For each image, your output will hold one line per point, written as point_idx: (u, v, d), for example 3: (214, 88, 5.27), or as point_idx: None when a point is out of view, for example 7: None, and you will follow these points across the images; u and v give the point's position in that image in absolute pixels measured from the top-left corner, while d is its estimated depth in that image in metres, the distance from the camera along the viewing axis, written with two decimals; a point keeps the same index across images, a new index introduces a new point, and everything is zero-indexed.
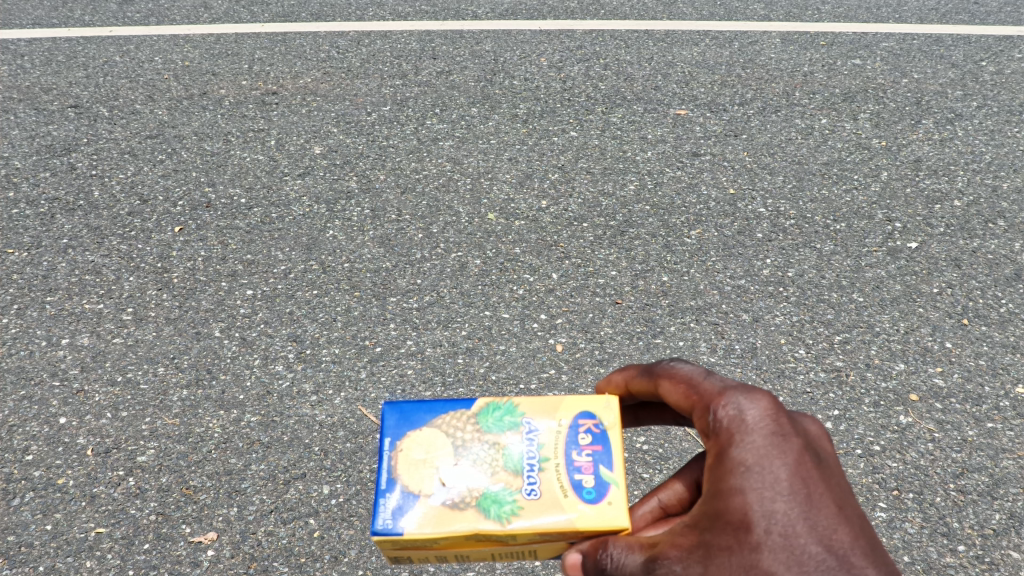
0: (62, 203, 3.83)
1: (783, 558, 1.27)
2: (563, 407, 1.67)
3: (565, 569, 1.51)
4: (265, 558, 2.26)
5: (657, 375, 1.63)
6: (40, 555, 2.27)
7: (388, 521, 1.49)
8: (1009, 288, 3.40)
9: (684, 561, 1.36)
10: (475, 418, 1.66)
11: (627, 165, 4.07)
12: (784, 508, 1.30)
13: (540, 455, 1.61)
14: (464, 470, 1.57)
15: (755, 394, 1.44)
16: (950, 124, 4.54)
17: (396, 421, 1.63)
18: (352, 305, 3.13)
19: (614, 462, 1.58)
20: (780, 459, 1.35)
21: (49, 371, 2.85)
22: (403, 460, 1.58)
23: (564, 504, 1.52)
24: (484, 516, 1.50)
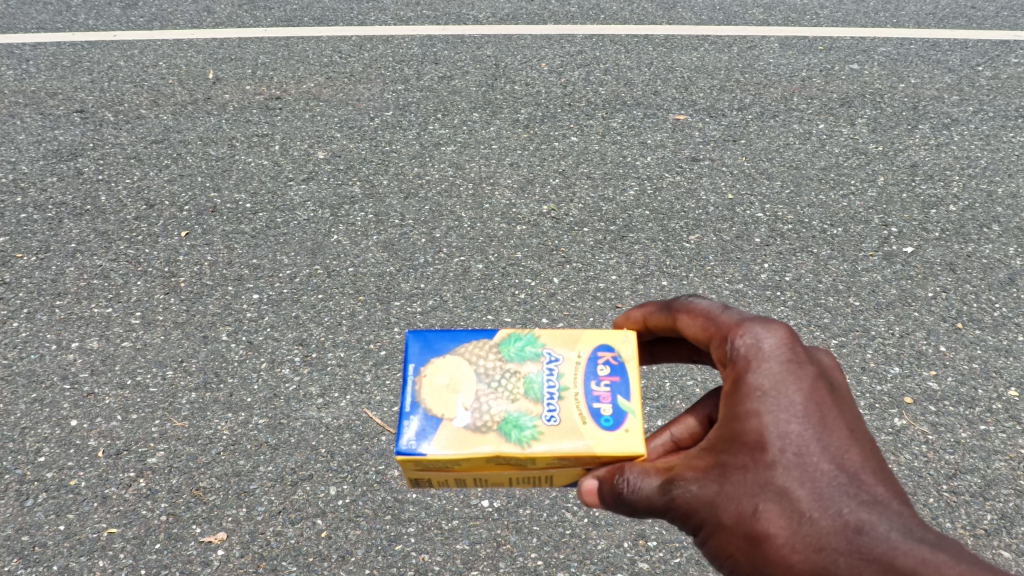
0: (69, 207, 3.88)
1: (797, 474, 1.45)
2: (582, 342, 1.76)
3: (582, 494, 1.61)
4: (274, 557, 2.31)
5: (676, 310, 1.76)
6: (54, 555, 2.33)
7: (413, 442, 1.59)
8: (1003, 293, 3.45)
9: (700, 481, 1.51)
10: (497, 349, 1.74)
11: (627, 171, 4.13)
12: (798, 429, 1.47)
13: (560, 384, 1.69)
14: (486, 396, 1.66)
15: (769, 326, 1.58)
16: (946, 129, 4.59)
17: (420, 349, 1.72)
18: (357, 309, 3.18)
19: (631, 393, 1.67)
20: (795, 385, 1.50)
21: (60, 374, 2.90)
22: (428, 386, 1.67)
23: (582, 431, 1.61)
24: (505, 439, 1.59)
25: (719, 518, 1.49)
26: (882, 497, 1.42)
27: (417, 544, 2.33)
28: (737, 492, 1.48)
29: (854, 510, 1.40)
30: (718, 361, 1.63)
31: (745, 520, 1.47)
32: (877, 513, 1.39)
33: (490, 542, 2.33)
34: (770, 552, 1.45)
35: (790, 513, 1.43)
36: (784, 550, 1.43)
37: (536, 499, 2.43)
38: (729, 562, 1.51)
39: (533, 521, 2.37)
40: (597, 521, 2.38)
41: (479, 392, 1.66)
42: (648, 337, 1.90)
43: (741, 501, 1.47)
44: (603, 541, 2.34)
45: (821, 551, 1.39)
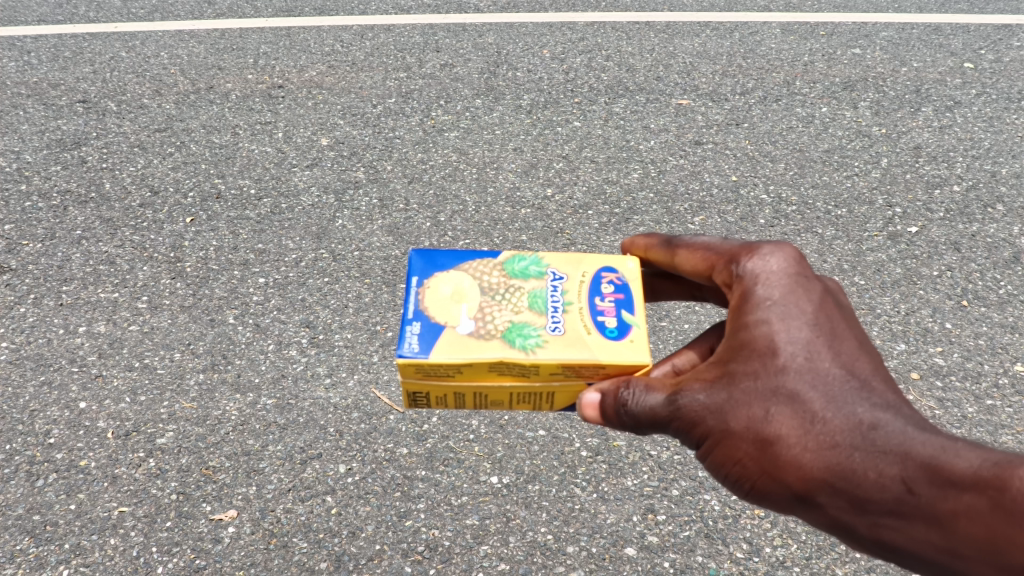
0: (74, 195, 3.89)
1: (808, 378, 1.43)
2: (586, 263, 1.77)
3: (583, 408, 1.58)
4: (285, 534, 2.32)
5: (676, 246, 1.75)
6: (65, 533, 2.33)
7: (416, 346, 1.57)
8: (1008, 271, 3.45)
9: (707, 389, 1.49)
10: (501, 267, 1.74)
11: (631, 154, 4.13)
12: (808, 336, 1.47)
13: (564, 299, 1.69)
14: (490, 309, 1.65)
15: (776, 246, 1.59)
16: (949, 111, 4.59)
17: (423, 264, 1.72)
18: (363, 292, 3.16)
19: (635, 309, 1.67)
20: (803, 297, 1.51)
21: (68, 358, 2.90)
22: (431, 296, 1.66)
23: (586, 342, 1.60)
24: (510, 346, 1.58)
25: (728, 424, 1.47)
26: (894, 401, 1.41)
27: (427, 519, 2.34)
28: (746, 398, 1.46)
29: (867, 410, 1.39)
30: (723, 285, 1.64)
31: (756, 424, 1.44)
32: (890, 413, 1.38)
33: (500, 518, 2.34)
34: (780, 454, 1.43)
35: (802, 414, 1.42)
36: (796, 450, 1.41)
37: (545, 475, 2.44)
38: (736, 470, 1.48)
39: (542, 497, 2.39)
40: (606, 497, 2.39)
41: (483, 304, 1.66)
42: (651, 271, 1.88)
43: (751, 407, 1.45)
44: (612, 515, 2.35)
45: (834, 449, 1.38)
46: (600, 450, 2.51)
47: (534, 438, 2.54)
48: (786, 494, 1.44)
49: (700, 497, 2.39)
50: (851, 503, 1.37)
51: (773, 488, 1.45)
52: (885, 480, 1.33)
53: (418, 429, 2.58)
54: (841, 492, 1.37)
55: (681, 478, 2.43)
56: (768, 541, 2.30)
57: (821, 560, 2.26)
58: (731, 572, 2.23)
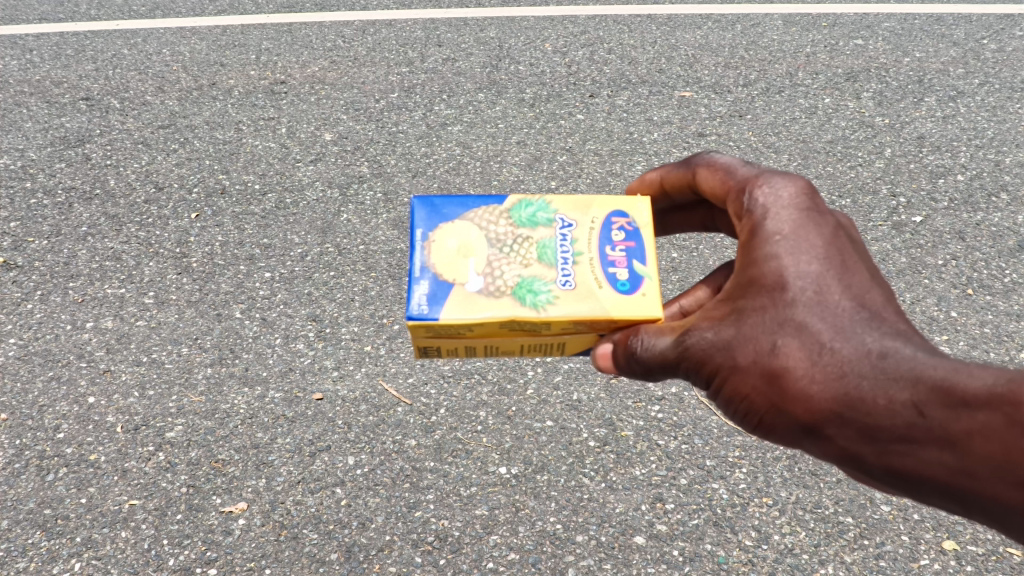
0: (79, 193, 3.90)
1: (817, 309, 1.35)
2: (596, 206, 1.71)
3: (596, 359, 1.61)
4: (294, 526, 2.33)
5: (695, 166, 1.69)
6: (77, 527, 2.34)
7: (424, 307, 1.55)
8: (1013, 259, 3.44)
9: (715, 327, 1.45)
10: (508, 214, 1.70)
11: (634, 147, 4.13)
12: (819, 268, 1.38)
13: (573, 250, 1.65)
14: (499, 264, 1.62)
15: (788, 178, 1.51)
16: (952, 101, 4.59)
17: (428, 214, 1.68)
18: (369, 286, 3.16)
19: (647, 257, 1.63)
20: (814, 230, 1.41)
21: (75, 353, 2.91)
22: (438, 252, 1.63)
23: (597, 296, 1.58)
24: (519, 304, 1.57)
25: (735, 361, 1.42)
26: (906, 329, 1.32)
27: (436, 510, 2.35)
28: (754, 331, 1.39)
29: (877, 338, 1.30)
30: (734, 216, 1.57)
31: (763, 359, 1.38)
32: (901, 340, 1.29)
33: (509, 508, 2.35)
34: (787, 387, 1.36)
35: (810, 346, 1.34)
36: (803, 383, 1.34)
37: (553, 465, 2.45)
38: (744, 406, 1.43)
39: (551, 487, 2.40)
40: (614, 486, 2.40)
41: (491, 258, 1.63)
42: (662, 203, 1.83)
43: (758, 341, 1.39)
44: (621, 504, 2.36)
45: (842, 379, 1.30)
46: (608, 440, 2.51)
47: (541, 429, 2.54)
48: (794, 427, 1.37)
49: (708, 485, 2.39)
50: (860, 433, 1.29)
51: (781, 422, 1.39)
52: (893, 406, 1.25)
53: (426, 421, 2.58)
54: (849, 422, 1.29)
55: (689, 466, 2.44)
56: (777, 528, 2.31)
57: (830, 547, 2.26)
58: (740, 560, 2.24)
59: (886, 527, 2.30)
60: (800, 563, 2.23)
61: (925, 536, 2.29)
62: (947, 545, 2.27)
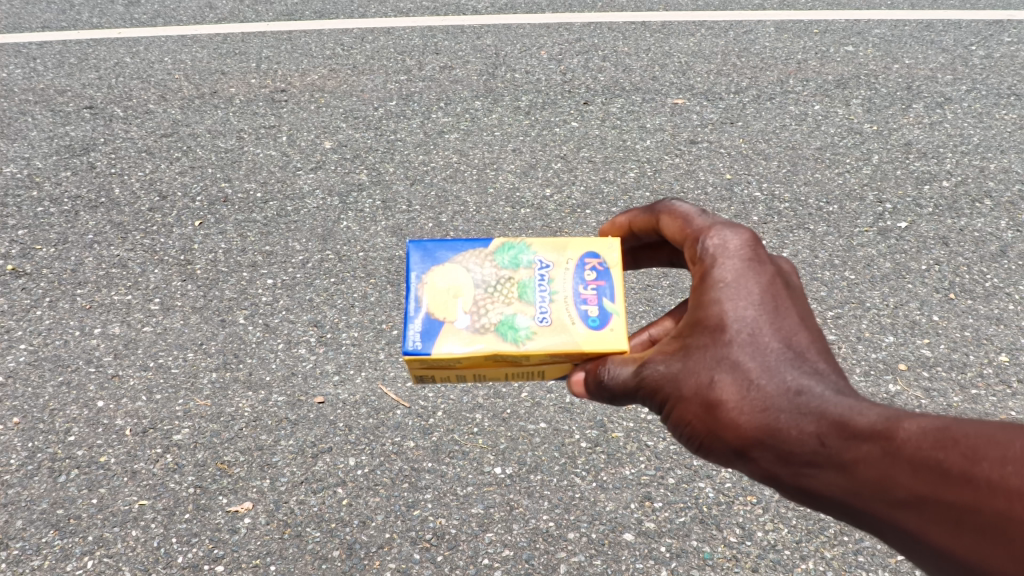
0: (84, 201, 3.99)
1: (749, 349, 1.47)
2: (570, 248, 1.82)
3: (571, 384, 1.73)
4: (298, 524, 2.42)
5: (659, 212, 1.79)
6: (89, 526, 2.43)
7: (417, 343, 1.65)
8: (994, 264, 3.52)
9: (666, 361, 1.58)
10: (492, 256, 1.80)
11: (628, 154, 4.22)
12: (754, 312, 1.50)
13: (550, 288, 1.75)
14: (484, 302, 1.71)
15: (737, 228, 1.62)
16: (940, 107, 4.69)
17: (420, 257, 1.77)
18: (368, 292, 3.26)
19: (616, 295, 1.73)
20: (753, 277, 1.53)
21: (84, 358, 3.01)
22: (429, 291, 1.72)
23: (571, 332, 1.68)
24: (501, 339, 1.66)
25: (681, 391, 1.54)
26: (823, 370, 1.43)
27: (434, 509, 2.44)
28: (697, 365, 1.52)
29: (796, 376, 1.42)
30: (689, 261, 1.67)
31: (702, 391, 1.50)
32: (816, 380, 1.41)
33: (504, 506, 2.44)
34: (722, 417, 1.47)
35: (741, 381, 1.45)
36: (734, 413, 1.45)
37: (546, 465, 2.54)
38: (687, 431, 1.55)
39: (544, 486, 2.49)
40: (605, 485, 2.49)
41: (477, 297, 1.72)
42: (632, 244, 1.94)
43: (700, 374, 1.51)
44: (611, 502, 2.45)
45: (766, 411, 1.41)
46: (599, 441, 2.61)
47: (535, 430, 2.64)
48: (726, 451, 1.48)
49: (695, 484, 2.49)
50: (777, 458, 1.39)
51: (716, 447, 1.50)
52: (803, 437, 1.35)
53: (424, 423, 2.67)
54: (770, 448, 1.40)
55: (677, 466, 2.53)
56: (760, 526, 2.40)
57: (811, 543, 2.35)
58: (725, 556, 2.33)
59: None
60: (783, 558, 2.32)
61: None
62: None
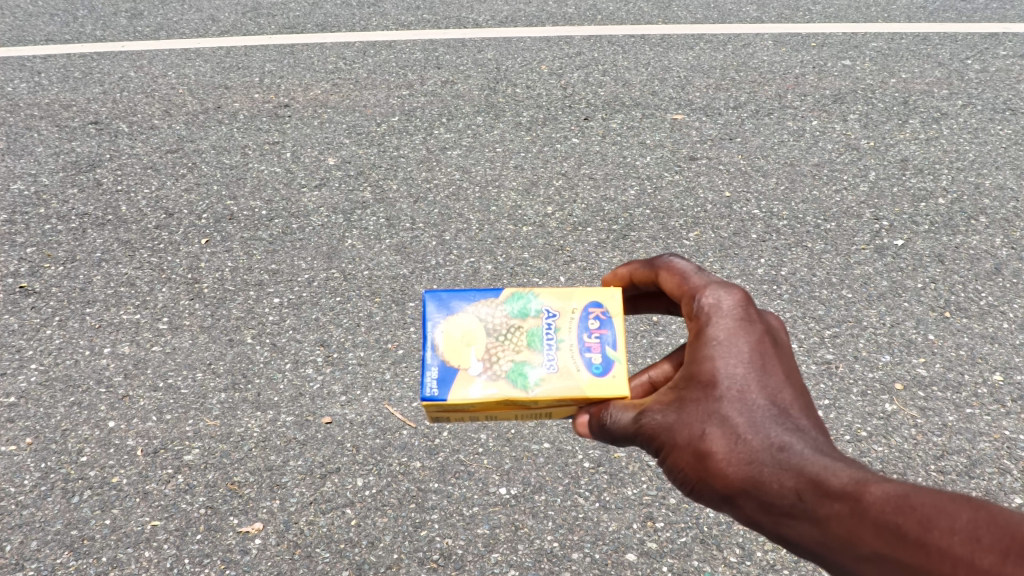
0: (92, 218, 4.04)
1: (738, 405, 1.54)
2: (576, 295, 1.87)
3: (576, 427, 1.78)
4: (308, 545, 2.45)
5: (658, 267, 1.85)
6: (103, 547, 2.47)
7: (432, 391, 1.72)
8: (989, 282, 3.58)
9: (662, 411, 1.64)
10: (502, 304, 1.85)
11: (628, 171, 4.28)
12: (744, 370, 1.57)
13: (557, 336, 1.81)
14: (494, 349, 1.78)
15: (729, 286, 1.69)
16: (936, 122, 4.75)
17: (435, 305, 1.83)
18: (374, 311, 3.31)
19: (619, 343, 1.79)
20: (743, 336, 1.61)
21: (95, 378, 3.06)
22: (442, 339, 1.79)
23: (576, 378, 1.75)
24: (510, 386, 1.73)
25: (674, 440, 1.60)
26: (805, 426, 1.51)
27: (441, 529, 2.47)
28: (688, 417, 1.58)
29: (780, 433, 1.49)
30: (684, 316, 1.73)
31: (694, 441, 1.57)
32: (798, 436, 1.48)
33: (509, 526, 2.48)
34: (711, 466, 1.54)
35: (730, 434, 1.53)
36: (722, 464, 1.52)
37: (550, 485, 2.58)
38: (681, 476, 1.60)
39: (548, 506, 2.53)
40: (607, 505, 2.53)
41: (488, 345, 1.78)
42: (631, 292, 2.00)
43: (689, 425, 1.58)
44: (614, 522, 2.48)
45: (752, 464, 1.49)
46: (602, 461, 2.65)
47: (539, 451, 2.68)
48: (713, 498, 1.55)
49: (696, 504, 2.52)
50: (761, 508, 1.46)
51: (704, 493, 1.57)
52: (784, 490, 1.43)
53: (430, 443, 2.71)
54: (754, 499, 1.47)
55: None
56: (760, 546, 2.45)
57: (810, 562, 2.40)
58: None
59: None
60: None
61: None
62: None
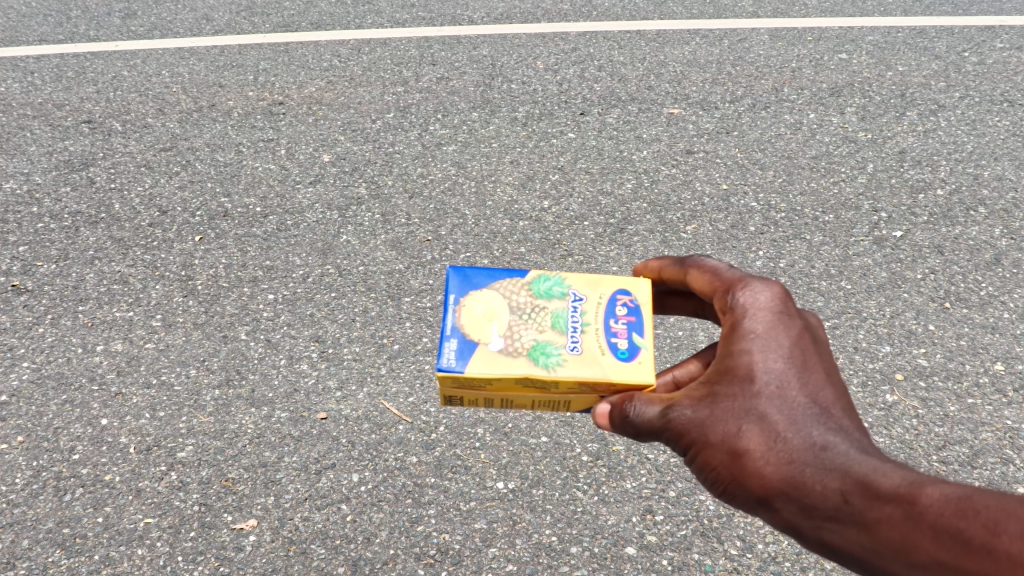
0: (85, 216, 4.01)
1: (777, 402, 1.56)
2: (603, 285, 1.89)
3: (595, 417, 1.75)
4: (303, 541, 2.39)
5: (688, 265, 1.89)
6: (95, 545, 2.44)
7: (451, 361, 1.72)
8: (989, 273, 3.55)
9: (693, 405, 1.63)
10: (528, 286, 1.86)
11: (625, 165, 4.25)
12: (783, 366, 1.59)
13: (582, 320, 1.82)
14: (518, 326, 1.78)
15: (766, 283, 1.72)
16: (933, 115, 4.73)
17: (459, 282, 1.84)
18: (370, 306, 3.28)
19: (646, 331, 1.80)
20: (783, 332, 1.63)
21: (87, 376, 3.03)
22: (466, 314, 1.79)
23: (600, 362, 1.75)
24: (533, 363, 1.73)
25: (707, 436, 1.60)
26: (847, 426, 1.53)
27: (438, 524, 2.41)
28: (723, 413, 1.59)
29: (821, 433, 1.51)
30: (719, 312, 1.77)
31: (730, 438, 1.57)
32: (841, 437, 1.50)
33: (506, 521, 2.41)
34: (748, 465, 1.55)
35: (768, 432, 1.54)
36: (759, 463, 1.54)
37: (548, 479, 2.51)
38: (711, 476, 1.61)
39: (546, 500, 2.46)
40: (606, 499, 2.46)
41: (512, 322, 1.78)
42: (660, 288, 2.02)
43: (725, 423, 1.59)
44: (613, 516, 2.41)
45: (791, 463, 1.50)
46: (601, 454, 2.58)
47: (537, 445, 2.62)
48: (749, 498, 1.56)
49: (696, 497, 2.46)
50: (800, 509, 1.48)
51: (738, 494, 1.58)
52: (827, 492, 1.44)
53: (426, 438, 2.66)
54: (793, 499, 1.49)
55: (678, 479, 2.50)
56: (761, 538, 2.37)
57: (811, 554, 2.33)
58: (726, 568, 2.30)
59: None
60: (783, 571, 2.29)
61: None
62: None
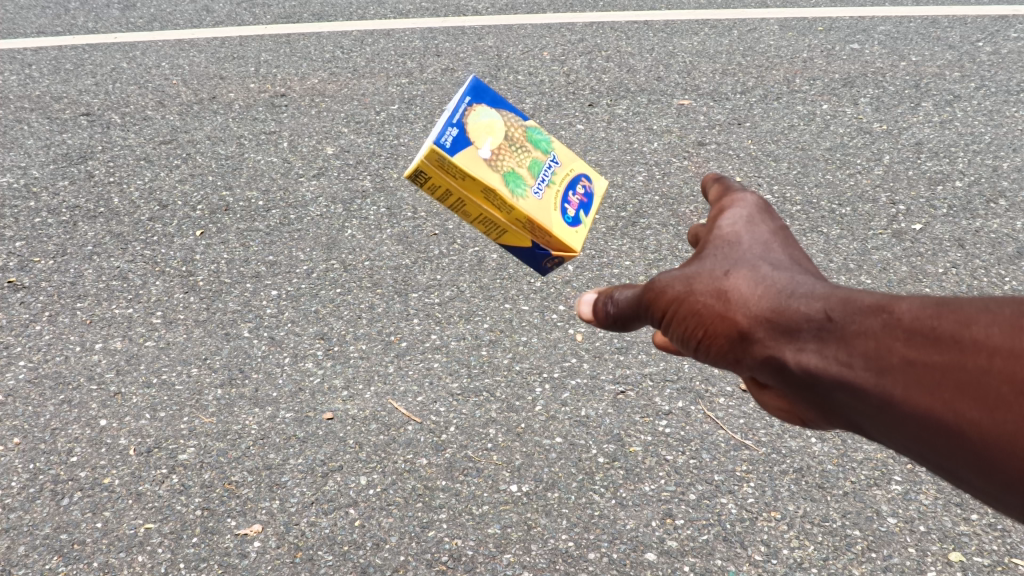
0: (83, 210, 3.92)
1: (765, 253, 1.31)
2: (576, 162, 1.88)
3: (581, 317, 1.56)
4: (310, 547, 2.30)
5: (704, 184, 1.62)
6: (94, 551, 2.34)
7: (445, 141, 1.62)
8: (1012, 266, 3.45)
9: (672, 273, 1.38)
10: (526, 126, 1.80)
11: (635, 157, 4.15)
12: (769, 233, 1.36)
13: (552, 176, 1.80)
14: (507, 148, 1.72)
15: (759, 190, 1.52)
16: (949, 105, 4.63)
17: (478, 84, 1.73)
18: (376, 302, 3.18)
19: (590, 213, 1.86)
20: (774, 213, 1.42)
21: (86, 375, 2.94)
22: (472, 115, 1.69)
23: (552, 215, 1.74)
24: (506, 184, 1.68)
25: (686, 287, 1.32)
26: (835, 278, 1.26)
27: (450, 530, 2.31)
28: (710, 262, 1.33)
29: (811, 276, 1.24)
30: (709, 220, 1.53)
31: (708, 282, 1.30)
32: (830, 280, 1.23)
33: (521, 526, 2.32)
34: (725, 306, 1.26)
35: (752, 274, 1.27)
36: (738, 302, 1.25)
37: (564, 482, 2.42)
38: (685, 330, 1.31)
39: (562, 504, 2.36)
40: (624, 502, 2.36)
41: (504, 143, 1.72)
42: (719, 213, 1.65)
43: (711, 269, 1.32)
44: (632, 521, 2.32)
45: (775, 297, 1.22)
46: (617, 456, 2.50)
47: (551, 446, 2.53)
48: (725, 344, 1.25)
49: (717, 500, 2.37)
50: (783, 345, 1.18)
51: (713, 341, 1.27)
52: (809, 317, 1.16)
53: (437, 439, 2.57)
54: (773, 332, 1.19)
55: (698, 482, 2.42)
56: (786, 543, 2.28)
57: (838, 561, 2.23)
58: (750, 575, 2.20)
59: (893, 540, 2.29)
60: None
61: (931, 548, 2.28)
62: (953, 557, 2.26)
